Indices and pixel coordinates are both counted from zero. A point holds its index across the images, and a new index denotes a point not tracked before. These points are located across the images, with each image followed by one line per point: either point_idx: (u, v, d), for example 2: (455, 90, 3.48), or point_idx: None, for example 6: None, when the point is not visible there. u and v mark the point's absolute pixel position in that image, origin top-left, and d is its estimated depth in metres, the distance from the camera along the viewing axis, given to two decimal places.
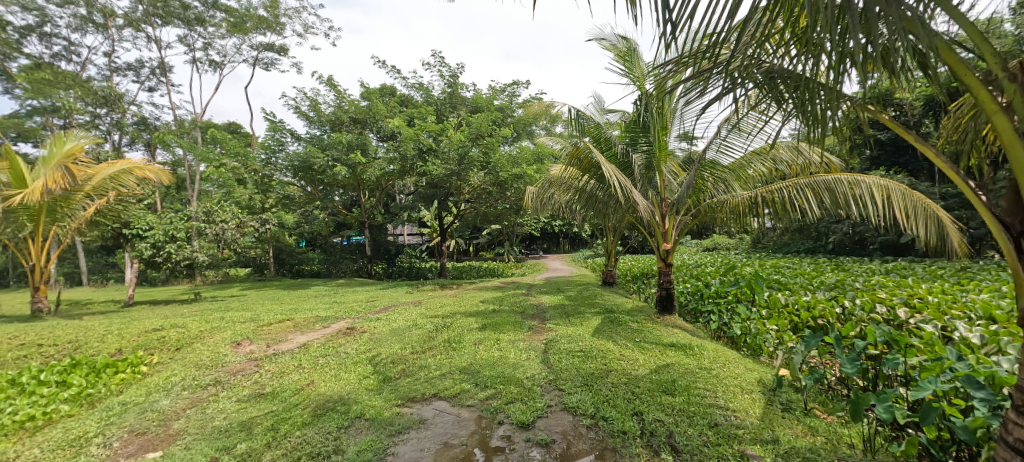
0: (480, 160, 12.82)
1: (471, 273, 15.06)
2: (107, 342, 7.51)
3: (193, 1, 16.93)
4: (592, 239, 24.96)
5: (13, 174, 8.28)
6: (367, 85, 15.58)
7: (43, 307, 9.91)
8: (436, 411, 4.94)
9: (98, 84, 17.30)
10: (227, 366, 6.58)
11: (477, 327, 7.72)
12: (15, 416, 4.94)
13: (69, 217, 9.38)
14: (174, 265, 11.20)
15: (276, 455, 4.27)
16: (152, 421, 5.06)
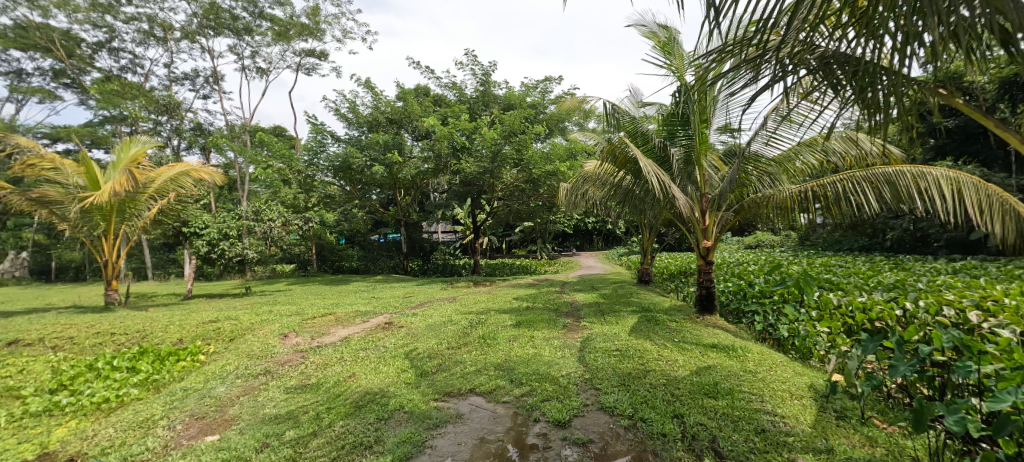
0: (514, 157, 12.78)
1: (505, 270, 15.07)
2: (169, 332, 7.99)
3: (242, 12, 17.66)
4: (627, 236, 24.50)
5: (89, 179, 9.18)
6: (403, 85, 15.82)
7: (115, 300, 10.57)
8: (473, 406, 4.95)
9: (160, 93, 18.38)
10: (275, 357, 6.83)
11: (511, 324, 7.72)
12: (92, 398, 5.33)
13: (136, 217, 10.01)
14: (225, 263, 11.76)
15: (321, 444, 4.38)
16: (210, 406, 5.32)
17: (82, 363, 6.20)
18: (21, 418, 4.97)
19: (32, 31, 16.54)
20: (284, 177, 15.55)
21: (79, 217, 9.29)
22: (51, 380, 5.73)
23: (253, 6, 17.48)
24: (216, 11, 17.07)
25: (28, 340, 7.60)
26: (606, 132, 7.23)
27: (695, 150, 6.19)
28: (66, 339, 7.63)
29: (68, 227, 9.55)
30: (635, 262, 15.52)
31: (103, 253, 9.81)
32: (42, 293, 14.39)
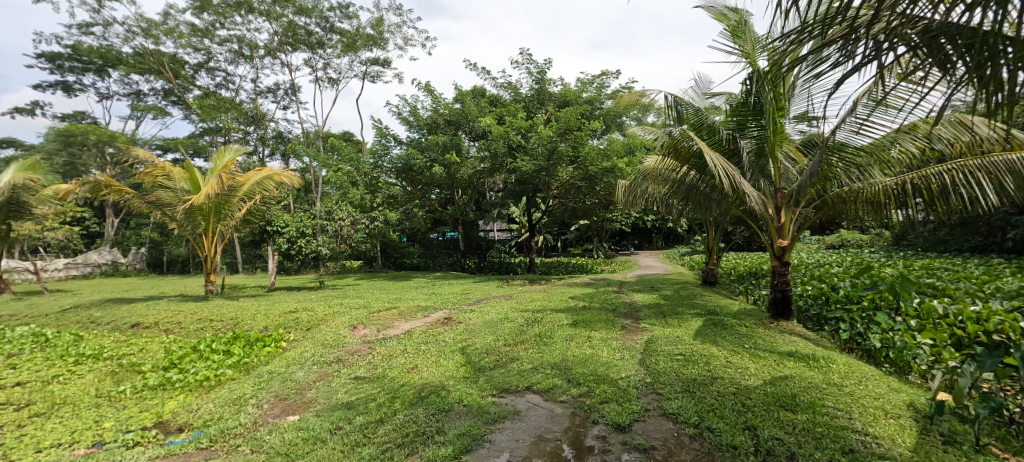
0: (570, 154, 12.57)
1: (560, 269, 14.91)
2: (257, 320, 8.73)
3: (315, 27, 18.66)
4: (689, 235, 23.46)
5: (192, 183, 10.24)
6: (461, 87, 16.07)
7: (213, 290, 11.62)
8: (530, 404, 4.87)
9: (248, 105, 20.01)
10: (346, 347, 7.13)
11: (568, 323, 7.59)
12: (196, 377, 5.99)
13: (229, 217, 10.98)
14: (302, 258, 12.64)
15: (387, 430, 4.48)
16: (291, 389, 5.67)
17: (188, 345, 7.14)
18: (141, 391, 5.70)
19: (148, 58, 18.67)
20: (352, 179, 16.37)
21: (184, 217, 10.24)
22: (164, 359, 6.64)
23: (325, 21, 18.42)
24: (293, 28, 18.19)
25: (146, 323, 8.98)
26: (667, 126, 6.89)
27: (769, 142, 5.76)
28: (175, 323, 8.82)
29: (176, 226, 10.55)
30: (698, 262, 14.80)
31: (203, 248, 10.79)
32: (150, 283, 16.17)
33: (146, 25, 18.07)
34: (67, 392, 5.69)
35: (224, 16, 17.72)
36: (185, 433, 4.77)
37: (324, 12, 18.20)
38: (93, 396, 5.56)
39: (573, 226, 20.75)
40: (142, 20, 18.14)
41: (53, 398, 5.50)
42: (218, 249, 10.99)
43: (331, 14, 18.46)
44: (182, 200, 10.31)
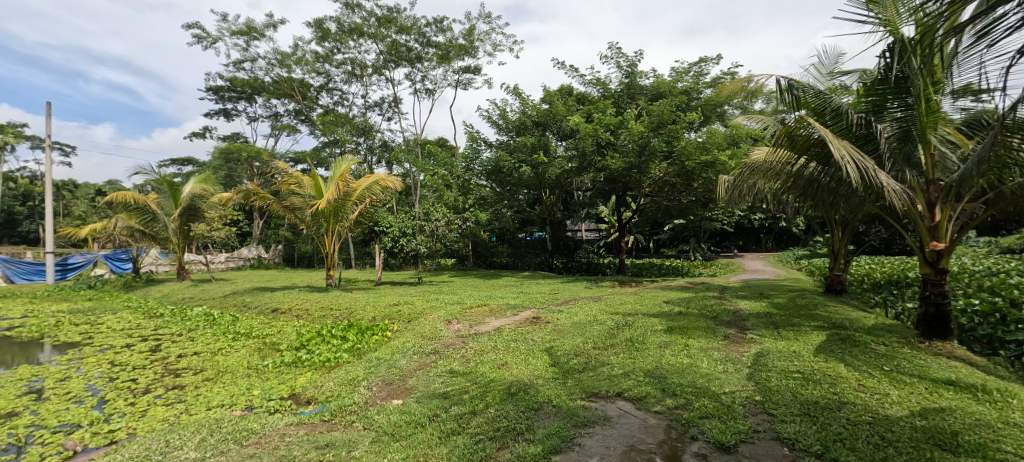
0: (663, 150, 11.83)
1: (653, 271, 14.12)
2: (367, 310, 9.47)
3: (414, 43, 19.66)
4: (807, 235, 21.03)
5: (316, 189, 11.43)
6: (549, 87, 15.93)
7: (333, 283, 12.83)
8: (621, 411, 4.57)
9: (359, 119, 21.82)
10: (442, 340, 7.34)
11: (663, 328, 7.08)
12: (320, 358, 6.95)
13: (345, 219, 11.88)
14: (404, 255, 13.46)
15: (479, 423, 4.48)
16: (395, 375, 6.03)
17: (314, 330, 8.27)
18: (280, 366, 6.79)
19: (282, 84, 21.26)
20: (447, 183, 17.05)
21: (312, 220, 11.49)
22: (296, 340, 7.86)
23: (422, 36, 19.36)
24: (396, 46, 19.39)
25: (283, 309, 10.30)
26: (782, 112, 6.14)
27: (917, 124, 4.86)
28: (304, 310, 9.99)
29: (305, 227, 11.86)
30: (818, 266, 13.16)
31: (323, 245, 11.89)
32: (282, 275, 18.37)
33: (280, 56, 20.53)
34: (228, 363, 7.01)
35: (340, 42, 19.42)
36: (312, 405, 5.46)
37: (421, 28, 19.14)
38: (245, 368, 6.73)
39: (667, 226, 19.59)
40: (277, 54, 20.63)
41: (219, 366, 6.81)
42: (338, 247, 11.99)
43: (427, 29, 19.36)
44: (310, 204, 11.55)
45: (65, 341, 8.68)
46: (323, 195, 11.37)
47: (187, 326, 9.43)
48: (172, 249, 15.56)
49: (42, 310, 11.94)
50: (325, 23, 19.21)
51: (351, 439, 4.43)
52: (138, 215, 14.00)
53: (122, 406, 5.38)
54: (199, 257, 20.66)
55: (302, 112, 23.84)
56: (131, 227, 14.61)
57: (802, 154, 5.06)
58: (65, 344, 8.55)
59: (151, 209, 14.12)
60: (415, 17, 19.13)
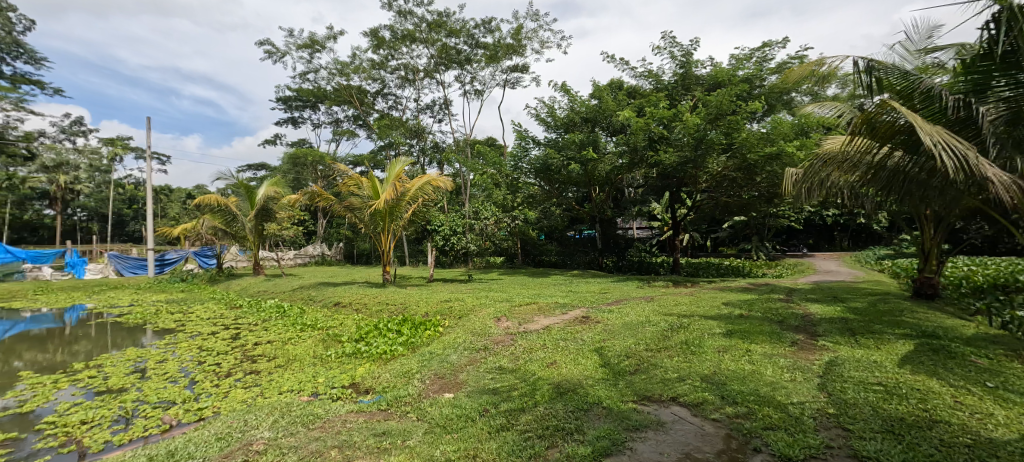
0: (722, 143, 11.21)
1: (710, 271, 13.45)
2: (420, 305, 9.65)
3: (463, 45, 19.85)
4: (888, 233, 19.27)
5: (372, 190, 11.80)
6: (598, 82, 15.56)
7: (388, 279, 13.22)
8: (676, 417, 4.36)
9: (411, 121, 22.36)
10: (492, 337, 7.30)
11: (721, 332, 6.68)
12: (376, 350, 7.18)
13: (399, 219, 12.20)
14: (455, 253, 13.65)
15: (528, 420, 4.44)
16: (447, 369, 6.06)
17: (371, 323, 8.54)
18: (341, 357, 7.12)
19: (343, 92, 22.25)
20: (496, 182, 17.11)
21: (369, 220, 11.89)
22: (356, 332, 8.17)
23: (471, 38, 19.51)
24: (446, 49, 19.67)
25: (344, 302, 10.75)
26: (860, 97, 5.61)
27: None
28: (362, 304, 10.35)
29: (363, 226, 12.29)
30: (902, 268, 11.99)
31: (379, 243, 12.26)
32: (342, 272, 19.19)
33: (340, 66, 21.47)
34: (296, 351, 7.48)
35: (394, 49, 19.97)
36: (371, 394, 5.64)
37: (470, 30, 19.30)
38: (311, 357, 7.15)
39: (726, 223, 18.58)
40: (337, 63, 21.56)
41: (289, 355, 7.29)
42: (393, 245, 12.32)
43: (476, 31, 19.49)
44: (367, 205, 11.95)
45: (162, 328, 9.75)
46: (379, 196, 11.71)
47: (261, 317, 10.16)
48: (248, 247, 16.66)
49: (141, 301, 13.23)
50: (380, 32, 19.85)
51: (406, 429, 4.51)
52: (221, 215, 15.17)
53: (209, 387, 6.07)
54: (271, 254, 22.09)
55: (359, 117, 24.71)
56: (216, 227, 15.76)
57: (885, 142, 4.56)
58: (164, 329, 9.66)
59: (230, 210, 15.22)
60: (464, 20, 19.33)
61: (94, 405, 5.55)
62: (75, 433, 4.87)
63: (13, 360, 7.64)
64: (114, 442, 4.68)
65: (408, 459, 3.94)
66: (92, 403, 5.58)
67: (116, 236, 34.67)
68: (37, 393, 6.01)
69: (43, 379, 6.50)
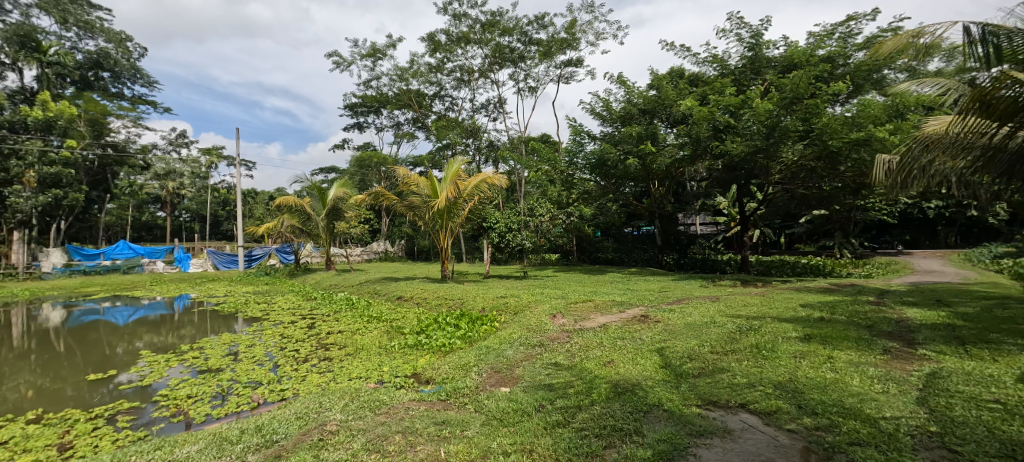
0: (798, 130, 10.32)
1: (784, 270, 12.39)
2: (477, 301, 9.67)
3: (516, 42, 19.71)
4: (1005, 227, 16.85)
5: (431, 189, 12.03)
6: (657, 71, 14.88)
7: (447, 276, 13.40)
8: (745, 426, 4.06)
9: (467, 121, 22.56)
10: (547, 333, 7.13)
11: (798, 336, 6.10)
12: (435, 343, 7.27)
13: (457, 216, 12.34)
14: (509, 250, 13.61)
15: (585, 418, 4.31)
16: (503, 363, 5.97)
17: (432, 317, 8.66)
18: (404, 348, 7.28)
19: (403, 97, 22.93)
20: (551, 178, 16.90)
21: (430, 218, 12.18)
22: (417, 325, 8.31)
23: (524, 36, 19.35)
24: (500, 48, 19.64)
25: (406, 296, 11.04)
26: (973, 70, 4.91)
27: None
28: (422, 299, 10.55)
29: (423, 224, 12.56)
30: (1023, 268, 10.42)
31: (437, 240, 12.48)
32: (405, 267, 19.77)
33: (399, 72, 22.06)
34: (364, 341, 7.73)
35: (449, 52, 20.24)
36: (431, 384, 5.70)
37: (523, 28, 19.14)
38: (377, 347, 7.34)
39: (804, 218, 17.11)
40: (397, 69, 22.21)
41: (357, 344, 7.54)
42: (452, 242, 12.48)
43: (529, 28, 19.30)
44: (427, 203, 12.20)
45: (251, 315, 10.51)
46: (438, 195, 11.93)
47: (333, 308, 10.65)
48: (321, 244, 17.55)
49: (234, 291, 14.34)
50: (437, 36, 20.18)
51: (464, 419, 4.50)
52: (298, 215, 16.15)
53: (290, 370, 6.46)
54: (341, 250, 23.32)
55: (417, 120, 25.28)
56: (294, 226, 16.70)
57: (1003, 123, 4.08)
58: (252, 317, 10.42)
59: (305, 210, 16.16)
60: (517, 17, 19.22)
61: (198, 381, 6.15)
62: (182, 406, 5.43)
63: (135, 341, 8.51)
64: (213, 415, 5.16)
65: (466, 450, 3.93)
66: (196, 380, 6.18)
67: (214, 235, 38.23)
68: (153, 369, 6.75)
69: (158, 358, 7.23)
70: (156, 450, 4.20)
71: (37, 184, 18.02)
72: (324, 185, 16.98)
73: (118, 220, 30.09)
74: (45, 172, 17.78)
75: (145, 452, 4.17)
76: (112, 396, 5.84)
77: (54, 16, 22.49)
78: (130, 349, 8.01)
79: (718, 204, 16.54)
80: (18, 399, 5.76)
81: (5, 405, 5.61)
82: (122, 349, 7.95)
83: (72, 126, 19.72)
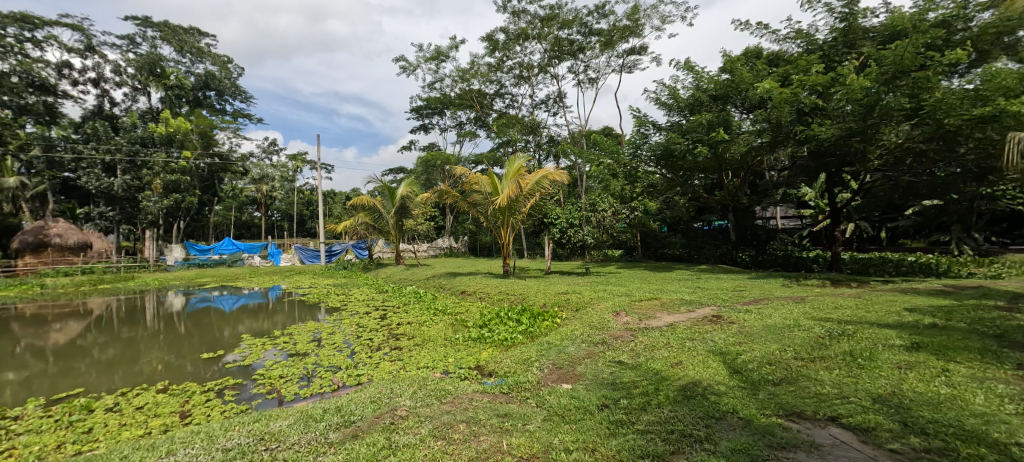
0: (904, 108, 9.07)
1: (885, 269, 11.03)
2: (539, 297, 9.48)
3: (576, 34, 19.19)
4: None
5: (493, 186, 11.95)
6: (730, 54, 13.85)
7: (509, 271, 13.36)
8: (836, 442, 3.57)
9: (527, 117, 22.38)
10: (610, 331, 6.80)
11: (904, 344, 5.32)
12: (497, 337, 7.19)
13: (519, 214, 12.20)
14: (571, 246, 13.32)
15: (651, 421, 4.00)
16: (565, 360, 5.73)
17: (493, 311, 8.59)
18: (467, 340, 7.26)
19: (465, 97, 23.17)
20: (614, 172, 16.41)
21: (491, 214, 12.14)
22: (479, 318, 8.27)
23: (584, 27, 18.76)
24: (559, 42, 19.23)
25: (469, 291, 11.08)
26: None
27: None
28: (485, 293, 10.52)
29: (484, 220, 12.55)
30: None
31: (499, 237, 12.43)
32: (469, 263, 20.01)
33: (461, 73, 22.32)
34: (430, 332, 7.80)
35: (508, 49, 20.15)
36: (493, 377, 5.60)
37: (583, 19, 18.56)
38: (443, 339, 7.38)
39: (909, 210, 15.06)
40: (458, 70, 22.49)
41: (424, 335, 7.63)
42: (513, 238, 12.38)
43: (589, 18, 18.69)
44: (488, 200, 12.19)
45: (331, 305, 11.07)
46: (499, 193, 11.85)
47: (401, 301, 10.94)
48: (391, 241, 18.13)
49: (318, 283, 15.26)
50: (496, 35, 20.17)
51: (525, 413, 4.33)
52: (370, 213, 16.88)
53: (365, 357, 6.64)
54: (410, 247, 24.16)
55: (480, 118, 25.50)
56: (366, 223, 17.46)
57: None
58: (331, 307, 10.98)
59: (377, 209, 16.83)
60: (576, 9, 18.65)
61: (288, 363, 6.48)
62: (276, 384, 5.74)
63: (237, 325, 9.25)
64: (301, 394, 5.40)
65: (528, 444, 3.77)
66: (287, 362, 6.51)
67: (300, 232, 41.14)
68: (252, 351, 7.23)
69: (257, 341, 7.74)
70: (254, 422, 4.41)
71: (162, 189, 20.38)
72: (392, 185, 17.58)
73: (223, 220, 33.29)
74: (168, 179, 20.08)
75: (244, 424, 4.38)
76: (221, 373, 6.30)
77: (172, 45, 25.16)
78: (236, 332, 8.66)
79: (803, 196, 15.11)
80: (149, 372, 6.38)
81: (140, 377, 6.24)
82: (228, 333, 8.63)
83: (187, 139, 21.93)
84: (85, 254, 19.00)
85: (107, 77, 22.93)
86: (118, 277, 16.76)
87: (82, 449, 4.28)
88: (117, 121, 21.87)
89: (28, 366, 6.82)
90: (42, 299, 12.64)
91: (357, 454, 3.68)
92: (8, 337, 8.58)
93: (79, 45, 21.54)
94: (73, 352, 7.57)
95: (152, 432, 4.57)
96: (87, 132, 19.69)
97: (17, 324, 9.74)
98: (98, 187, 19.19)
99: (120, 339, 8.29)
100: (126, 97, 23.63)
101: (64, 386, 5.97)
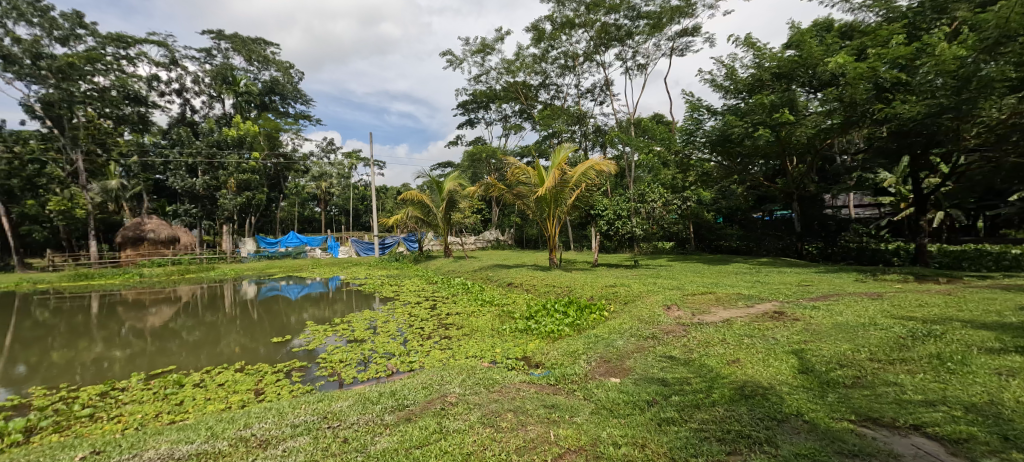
0: (1009, 77, 8.04)
1: (981, 263, 9.83)
2: (585, 289, 9.23)
3: (623, 18, 18.45)
4: None
5: (538, 176, 11.75)
6: (796, 29, 12.88)
7: (555, 263, 13.17)
8: (919, 452, 3.16)
9: (573, 107, 21.94)
10: (661, 325, 6.46)
11: (1003, 348, 4.68)
12: (544, 328, 7.04)
13: (562, 204, 11.92)
14: (620, 238, 12.87)
15: (705, 419, 3.72)
16: (614, 353, 5.50)
17: (540, 302, 8.43)
18: (514, 331, 7.18)
19: (511, 89, 23.01)
20: (664, 160, 15.83)
21: (536, 206, 11.99)
22: (526, 310, 8.12)
23: (632, 10, 17.96)
24: (606, 28, 18.64)
25: (516, 282, 10.97)
26: None
27: None
28: (531, 285, 10.38)
29: (530, 211, 12.38)
30: None
31: (545, 228, 12.23)
32: (516, 255, 19.99)
33: (507, 65, 22.12)
34: (478, 323, 7.77)
35: (554, 39, 19.79)
36: (541, 368, 5.45)
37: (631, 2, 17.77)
38: (490, 329, 7.33)
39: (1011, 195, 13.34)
40: (504, 62, 22.33)
41: (473, 326, 7.59)
42: (559, 230, 12.13)
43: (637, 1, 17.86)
44: (534, 191, 12.02)
45: (385, 295, 11.33)
46: (544, 183, 11.64)
47: (450, 292, 11.03)
48: (439, 233, 18.35)
49: (373, 274, 15.73)
50: (541, 25, 19.82)
51: (573, 405, 4.16)
52: (420, 207, 17.16)
53: (416, 345, 6.68)
54: (458, 239, 24.48)
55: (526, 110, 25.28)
56: (416, 217, 17.81)
57: None
58: (385, 296, 11.27)
59: (426, 203, 17.09)
60: None
61: (347, 349, 6.65)
62: (337, 368, 5.88)
63: (302, 313, 9.63)
64: (359, 378, 5.50)
65: (575, 436, 3.60)
66: (346, 348, 6.68)
67: (356, 226, 42.73)
68: (315, 336, 7.47)
69: (320, 327, 8.00)
70: (318, 401, 4.50)
71: (235, 188, 21.73)
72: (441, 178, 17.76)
73: (288, 215, 35.24)
74: (240, 178, 21.36)
75: (310, 403, 4.48)
76: (289, 355, 6.55)
77: (242, 55, 26.68)
78: (301, 319, 9.03)
79: (881, 182, 13.89)
80: (230, 354, 6.73)
81: (222, 357, 6.60)
82: (295, 319, 9.00)
83: (255, 140, 23.15)
84: (174, 247, 20.47)
85: (188, 87, 24.64)
86: (202, 267, 18.09)
87: (176, 419, 4.53)
88: (196, 126, 23.55)
89: (131, 345, 7.41)
90: (141, 286, 13.88)
91: (411, 436, 3.65)
92: (115, 319, 9.39)
93: (165, 60, 23.23)
94: (166, 333, 8.16)
95: (232, 406, 4.78)
96: (174, 138, 21.29)
97: (121, 307, 10.70)
98: (184, 187, 20.78)
99: (205, 323, 8.85)
100: (204, 104, 25.35)
101: (160, 363, 6.40)
